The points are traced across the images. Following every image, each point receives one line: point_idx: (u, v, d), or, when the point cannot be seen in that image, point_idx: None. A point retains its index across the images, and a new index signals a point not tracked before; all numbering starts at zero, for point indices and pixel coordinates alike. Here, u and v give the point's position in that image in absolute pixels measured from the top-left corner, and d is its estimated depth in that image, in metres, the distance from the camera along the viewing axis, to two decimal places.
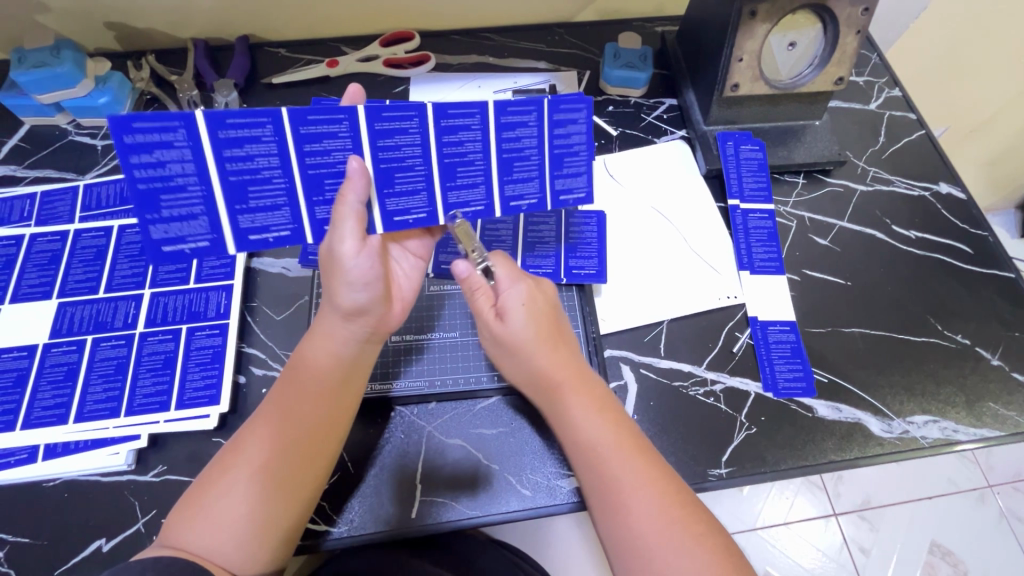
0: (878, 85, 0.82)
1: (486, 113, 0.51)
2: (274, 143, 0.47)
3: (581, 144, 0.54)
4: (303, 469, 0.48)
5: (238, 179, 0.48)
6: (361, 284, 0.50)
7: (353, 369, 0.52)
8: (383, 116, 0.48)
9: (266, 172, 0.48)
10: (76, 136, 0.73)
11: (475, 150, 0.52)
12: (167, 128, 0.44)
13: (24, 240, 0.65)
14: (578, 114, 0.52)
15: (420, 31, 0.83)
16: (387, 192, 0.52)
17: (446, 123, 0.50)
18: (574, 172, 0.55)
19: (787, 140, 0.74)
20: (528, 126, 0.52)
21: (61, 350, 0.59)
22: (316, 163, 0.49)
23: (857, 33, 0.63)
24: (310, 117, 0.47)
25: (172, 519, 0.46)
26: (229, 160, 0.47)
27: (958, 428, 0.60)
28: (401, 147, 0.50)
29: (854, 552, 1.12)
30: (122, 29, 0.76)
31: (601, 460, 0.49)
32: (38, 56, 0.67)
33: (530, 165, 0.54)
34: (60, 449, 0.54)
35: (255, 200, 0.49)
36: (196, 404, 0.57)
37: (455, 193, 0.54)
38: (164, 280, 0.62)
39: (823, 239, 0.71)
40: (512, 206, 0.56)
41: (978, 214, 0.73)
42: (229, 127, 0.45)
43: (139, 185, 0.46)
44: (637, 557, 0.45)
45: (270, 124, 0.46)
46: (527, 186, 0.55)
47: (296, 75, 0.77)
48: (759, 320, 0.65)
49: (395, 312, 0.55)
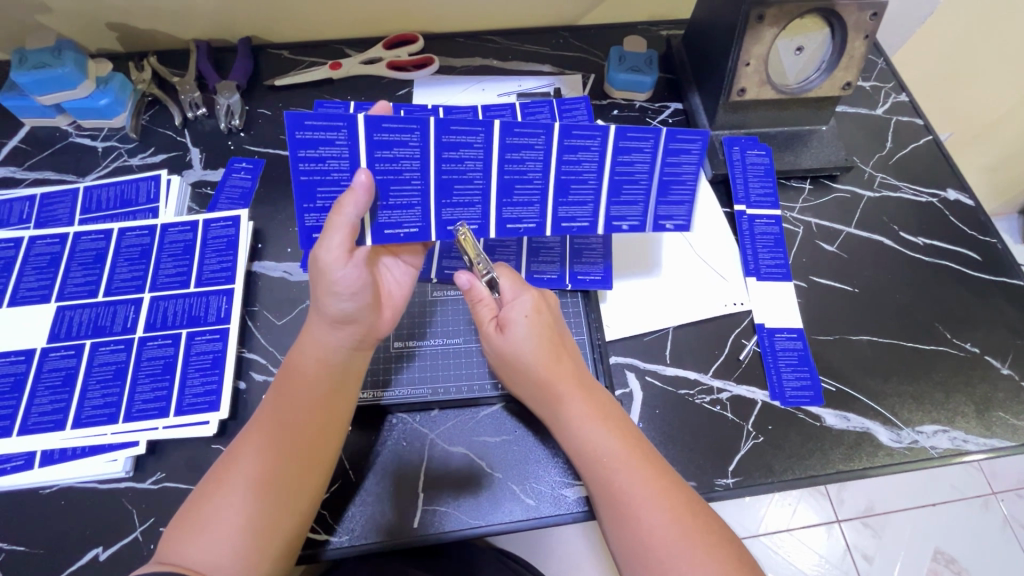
0: (885, 90, 0.81)
1: (551, 135, 0.51)
2: (419, 148, 0.49)
3: (642, 172, 0.54)
4: (299, 479, 0.47)
5: (383, 178, 0.50)
6: (348, 294, 0.49)
7: (344, 375, 0.52)
8: (451, 130, 0.48)
9: (408, 173, 0.50)
10: (76, 138, 0.73)
11: (590, 170, 0.53)
12: (331, 127, 0.47)
13: (23, 243, 0.64)
14: (644, 143, 0.52)
15: (424, 34, 0.82)
16: (444, 202, 0.53)
17: (510, 141, 0.50)
18: (634, 200, 0.55)
19: (793, 145, 0.73)
20: (642, 151, 0.52)
21: (59, 354, 0.58)
22: (450, 169, 0.51)
23: (865, 38, 0.63)
24: (384, 125, 0.47)
25: (169, 535, 0.44)
26: (379, 161, 0.49)
27: (968, 438, 0.60)
28: (525, 161, 0.52)
29: (857, 559, 1.11)
30: (123, 30, 0.75)
31: (607, 471, 0.48)
32: (38, 57, 0.66)
33: (586, 188, 0.54)
34: (57, 455, 0.54)
35: (394, 198, 0.51)
36: (195, 410, 0.56)
37: (562, 208, 0.55)
38: (164, 284, 0.62)
39: (830, 246, 0.70)
40: (562, 227, 0.56)
41: (987, 221, 0.72)
42: (383, 131, 0.48)
43: (301, 176, 0.49)
44: (650, 566, 0.44)
45: (418, 132, 0.48)
46: (631, 210, 0.56)
47: (298, 78, 0.77)
48: (766, 327, 0.64)
49: (384, 320, 0.55)
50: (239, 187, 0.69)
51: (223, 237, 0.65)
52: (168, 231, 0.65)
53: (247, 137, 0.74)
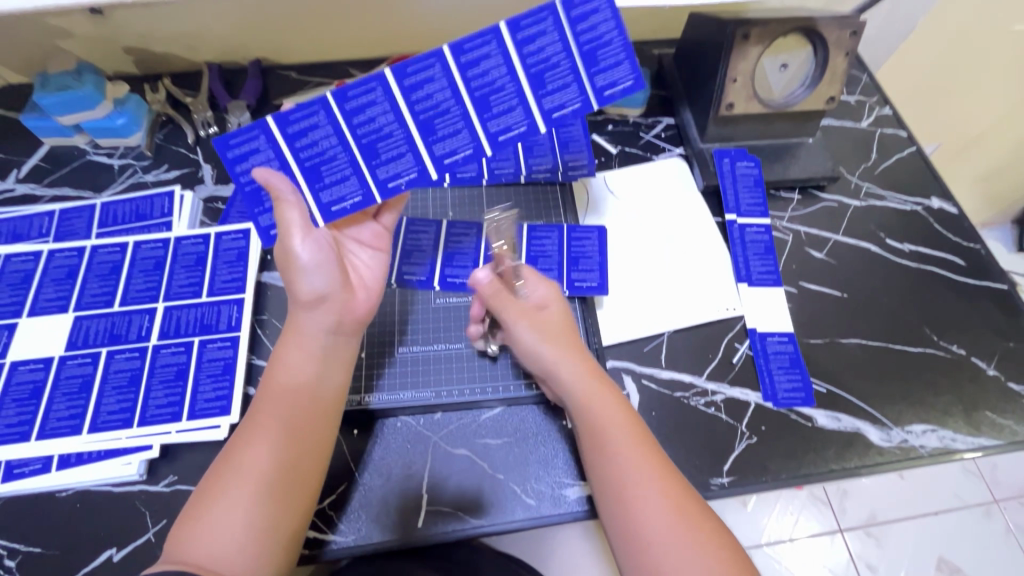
0: (869, 104, 0.85)
1: (500, 35, 0.50)
2: (387, 101, 0.52)
3: (612, 32, 0.51)
4: (301, 475, 0.49)
5: (312, 163, 0.54)
6: (314, 269, 0.52)
7: (329, 362, 0.53)
8: (408, 71, 0.51)
9: (389, 127, 0.53)
10: (93, 156, 0.76)
11: (557, 54, 0.51)
12: (311, 112, 0.52)
13: (42, 256, 0.66)
14: (597, 3, 0.50)
15: (426, 54, 0.86)
16: (432, 139, 0.54)
17: (464, 59, 0.51)
18: (615, 61, 0.52)
19: (781, 156, 0.76)
20: (598, 13, 0.50)
21: (76, 362, 0.60)
22: (424, 107, 0.53)
23: (846, 55, 0.66)
24: (349, 93, 0.52)
25: (175, 534, 0.45)
26: (302, 148, 0.53)
27: (957, 437, 0.61)
28: (487, 70, 0.52)
29: (861, 569, 1.12)
30: (140, 53, 0.79)
31: (611, 462, 0.49)
32: (60, 80, 0.70)
33: (562, 71, 0.52)
34: (74, 459, 0.55)
35: (329, 176, 0.55)
36: (207, 415, 0.58)
37: (548, 100, 0.53)
38: (178, 294, 0.64)
39: (819, 253, 0.72)
40: (553, 119, 0.54)
41: (970, 228, 0.75)
42: (294, 122, 0.52)
43: (303, 162, 0.54)
44: (646, 556, 0.45)
45: (378, 87, 0.51)
46: (618, 72, 0.52)
47: (306, 97, 0.80)
48: (758, 330, 0.66)
49: (360, 299, 0.56)
50: (249, 201, 0.72)
51: (234, 249, 0.67)
52: (182, 244, 0.67)
53: None
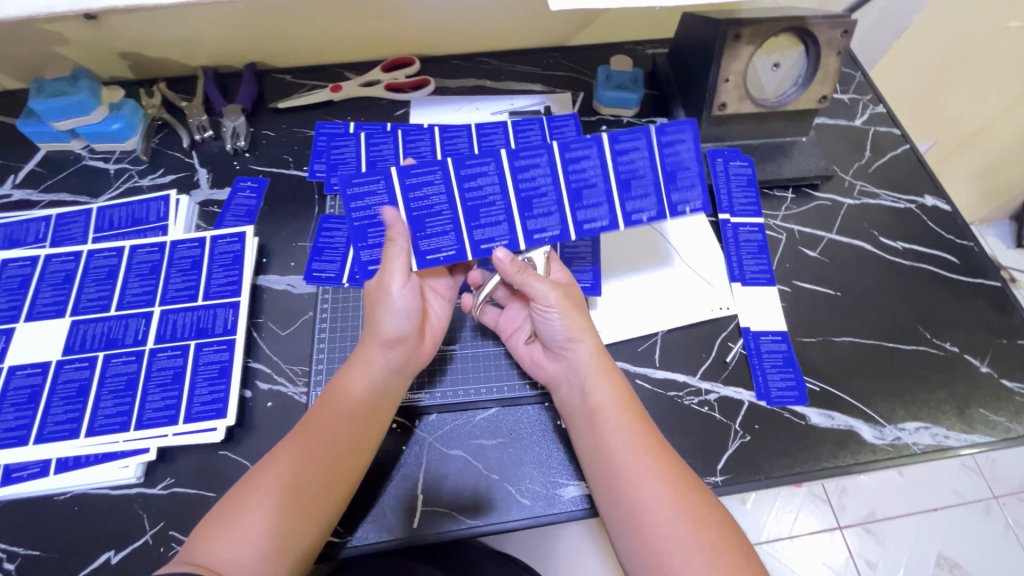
0: (862, 102, 0.85)
1: (601, 143, 0.53)
2: (443, 185, 0.52)
3: (691, 158, 0.53)
4: (326, 490, 0.49)
5: (419, 215, 0.52)
6: (404, 313, 0.55)
7: (387, 397, 0.56)
8: (520, 155, 0.52)
9: (438, 207, 0.53)
10: (89, 161, 0.76)
11: (597, 173, 0.53)
12: (372, 180, 0.51)
13: (39, 261, 0.67)
14: (682, 134, 0.53)
15: (420, 57, 0.86)
16: (474, 225, 0.53)
17: (518, 163, 0.52)
18: (645, 192, 0.53)
19: (775, 156, 0.76)
20: (639, 149, 0.53)
21: (73, 366, 0.60)
22: (473, 197, 0.53)
23: (837, 54, 0.66)
24: (412, 171, 0.51)
25: (194, 538, 0.46)
26: (413, 199, 0.52)
27: (950, 434, 0.62)
28: (536, 176, 0.53)
29: (860, 565, 1.12)
30: (135, 58, 0.79)
31: (607, 444, 0.51)
32: (55, 85, 0.70)
33: (646, 182, 0.53)
34: (71, 463, 0.56)
35: (431, 227, 0.53)
36: (203, 418, 0.58)
37: (581, 212, 0.54)
38: (174, 298, 0.65)
39: (813, 251, 0.73)
40: (633, 222, 0.54)
41: (964, 225, 0.75)
42: (413, 176, 0.52)
43: (354, 222, 0.53)
44: (642, 536, 0.47)
45: (439, 172, 0.52)
46: (646, 202, 0.54)
47: (301, 100, 0.81)
48: (752, 330, 0.66)
49: (427, 344, 0.60)
50: (245, 205, 0.73)
51: (230, 252, 0.68)
52: (178, 248, 0.68)
53: (252, 157, 0.77)
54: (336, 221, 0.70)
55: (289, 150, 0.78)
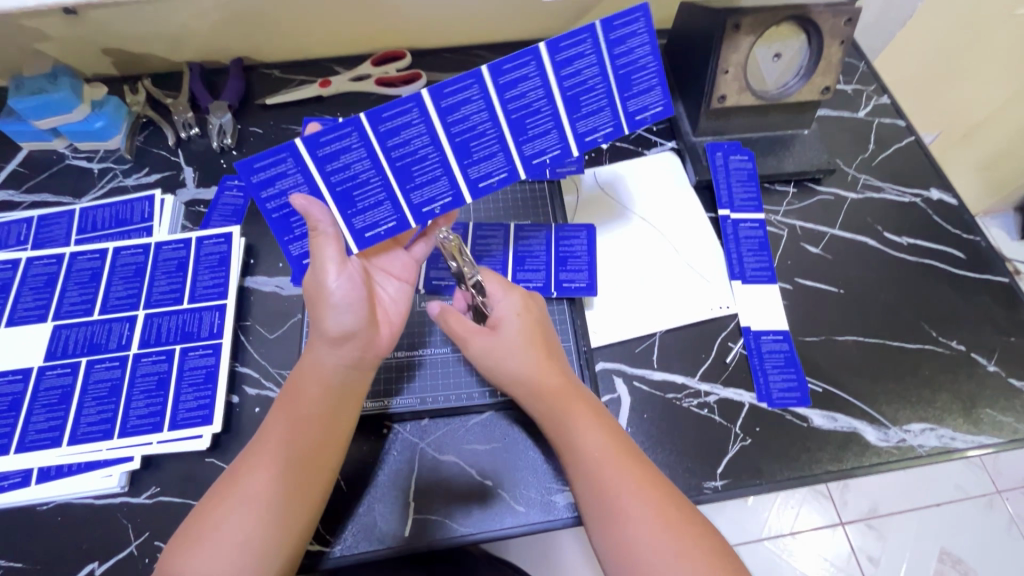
0: (866, 93, 0.83)
1: (540, 56, 0.48)
2: (362, 147, 0.49)
3: (647, 57, 0.51)
4: (297, 496, 0.48)
5: (344, 188, 0.51)
6: (346, 307, 0.51)
7: (344, 394, 0.52)
8: (446, 93, 0.48)
9: (364, 175, 0.51)
10: (73, 160, 0.74)
11: (538, 98, 0.50)
12: (279, 159, 0.49)
13: (20, 264, 0.65)
14: (636, 25, 0.49)
15: (411, 50, 0.84)
16: (410, 187, 0.53)
17: (445, 103, 0.49)
18: (596, 107, 0.52)
19: (776, 149, 0.74)
20: (584, 57, 0.49)
21: (55, 372, 0.59)
22: (401, 154, 0.51)
23: (840, 43, 0.65)
24: (322, 140, 0.48)
25: (171, 548, 0.45)
26: (333, 173, 0.50)
27: (956, 436, 0.60)
28: (469, 116, 0.50)
29: (862, 562, 1.10)
30: (118, 54, 0.77)
31: (596, 466, 0.48)
32: (35, 83, 0.68)
33: (597, 95, 0.52)
34: (54, 472, 0.54)
35: (362, 201, 0.52)
36: (188, 425, 0.57)
37: (526, 146, 0.53)
38: (158, 301, 0.63)
39: (815, 248, 0.71)
40: (587, 143, 0.54)
41: (970, 219, 0.73)
42: (324, 145, 0.49)
43: (273, 215, 0.52)
44: (635, 563, 0.44)
45: (354, 133, 0.48)
46: (599, 118, 0.53)
47: (289, 96, 0.78)
48: (752, 329, 0.65)
49: (383, 336, 0.56)
50: (231, 205, 0.71)
51: (215, 254, 0.66)
52: (162, 249, 0.66)
53: (239, 155, 0.75)
54: None
55: None
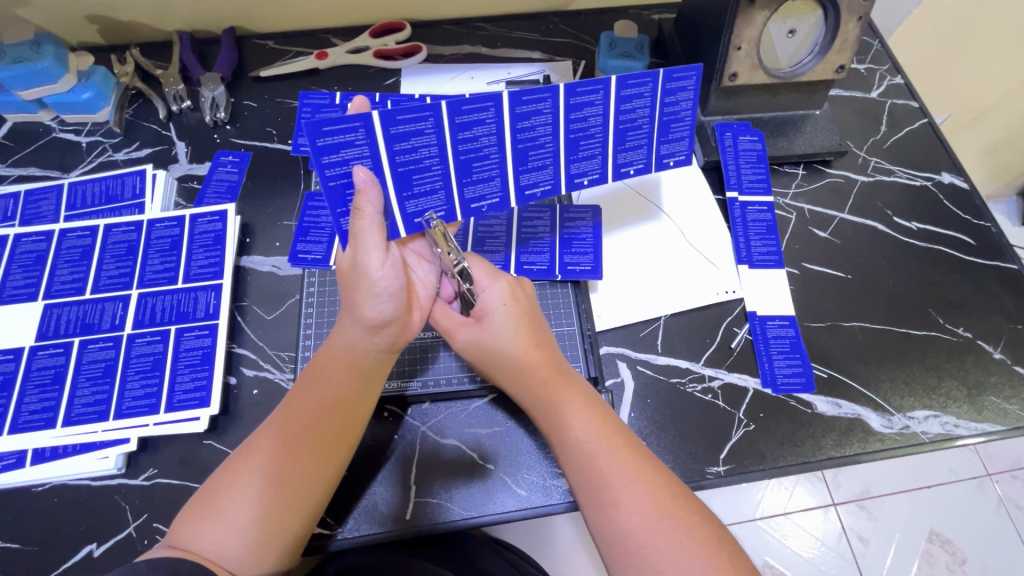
0: (880, 73, 0.80)
1: (608, 87, 0.50)
2: (435, 134, 0.48)
3: (687, 109, 0.54)
4: (310, 476, 0.47)
5: (406, 170, 0.49)
6: (387, 296, 0.49)
7: (372, 376, 0.51)
8: (524, 100, 0.48)
9: (428, 161, 0.49)
10: (60, 133, 0.72)
11: (596, 124, 0.52)
12: (349, 128, 0.45)
13: (8, 241, 0.63)
14: (687, 83, 0.52)
15: (411, 21, 0.81)
16: (466, 182, 0.52)
17: (520, 109, 0.49)
18: (638, 144, 0.55)
19: (786, 130, 0.72)
20: (642, 97, 0.52)
21: (47, 353, 0.58)
22: (466, 149, 0.50)
23: (858, 20, 0.62)
24: (398, 118, 0.46)
25: (181, 520, 0.44)
26: (399, 153, 0.48)
27: (959, 423, 0.60)
28: (535, 127, 0.51)
29: (852, 542, 1.12)
30: (104, 22, 0.73)
31: (585, 453, 0.48)
32: (17, 51, 0.65)
33: (642, 133, 0.54)
34: (49, 453, 0.54)
35: (418, 186, 0.51)
36: (185, 407, 0.56)
37: (574, 165, 0.55)
38: (152, 280, 0.61)
39: (823, 232, 0.69)
40: (621, 174, 0.57)
41: (982, 205, 0.71)
42: (399, 123, 0.46)
43: (329, 183, 0.47)
44: (630, 550, 0.44)
45: (432, 118, 0.47)
46: (636, 154, 0.56)
47: (283, 69, 0.76)
48: (758, 314, 0.64)
49: (416, 321, 0.54)
50: (226, 181, 0.69)
51: (210, 232, 0.64)
52: (155, 227, 0.64)
53: (233, 129, 0.73)
54: (322, 198, 0.66)
55: (272, 123, 0.73)
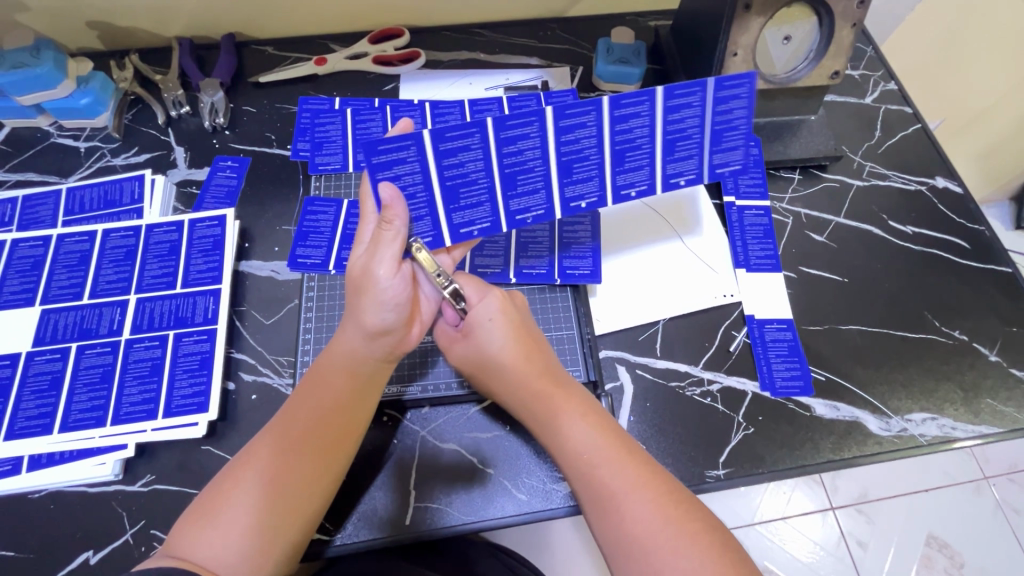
0: (873, 79, 0.81)
1: (654, 98, 0.50)
2: (482, 149, 0.50)
3: (742, 119, 0.52)
4: (308, 484, 0.46)
5: (453, 184, 0.51)
6: (391, 305, 0.50)
7: (369, 384, 0.51)
8: (567, 114, 0.49)
9: (474, 175, 0.51)
10: (58, 138, 0.72)
11: (643, 135, 0.52)
12: (402, 146, 0.48)
13: (5, 246, 0.63)
14: (740, 90, 0.50)
15: (409, 27, 0.81)
16: (510, 194, 0.54)
17: (563, 123, 0.50)
18: (688, 154, 0.54)
19: (782, 135, 0.73)
20: (692, 107, 0.51)
21: (44, 358, 0.57)
22: (511, 163, 0.52)
23: (852, 27, 0.62)
24: (447, 135, 0.48)
25: (178, 529, 0.44)
26: (447, 168, 0.50)
27: (956, 425, 0.60)
28: (579, 139, 0.52)
29: (851, 546, 1.12)
30: (104, 27, 0.74)
31: (584, 459, 0.48)
32: (16, 56, 0.65)
33: (692, 143, 0.53)
34: (45, 460, 0.53)
35: (465, 199, 0.53)
36: (183, 412, 0.55)
37: (621, 176, 0.55)
38: (150, 285, 0.61)
39: (820, 236, 0.70)
40: (671, 184, 0.56)
41: (975, 209, 0.72)
42: (448, 141, 0.48)
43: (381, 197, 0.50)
44: (635, 557, 0.43)
45: (478, 134, 0.49)
46: (687, 164, 0.55)
47: (283, 74, 0.76)
48: (756, 318, 0.64)
49: (414, 334, 0.54)
50: (225, 186, 0.69)
51: (209, 237, 0.64)
52: (154, 232, 0.64)
53: (232, 135, 0.73)
54: (322, 203, 0.66)
55: (271, 128, 0.73)
